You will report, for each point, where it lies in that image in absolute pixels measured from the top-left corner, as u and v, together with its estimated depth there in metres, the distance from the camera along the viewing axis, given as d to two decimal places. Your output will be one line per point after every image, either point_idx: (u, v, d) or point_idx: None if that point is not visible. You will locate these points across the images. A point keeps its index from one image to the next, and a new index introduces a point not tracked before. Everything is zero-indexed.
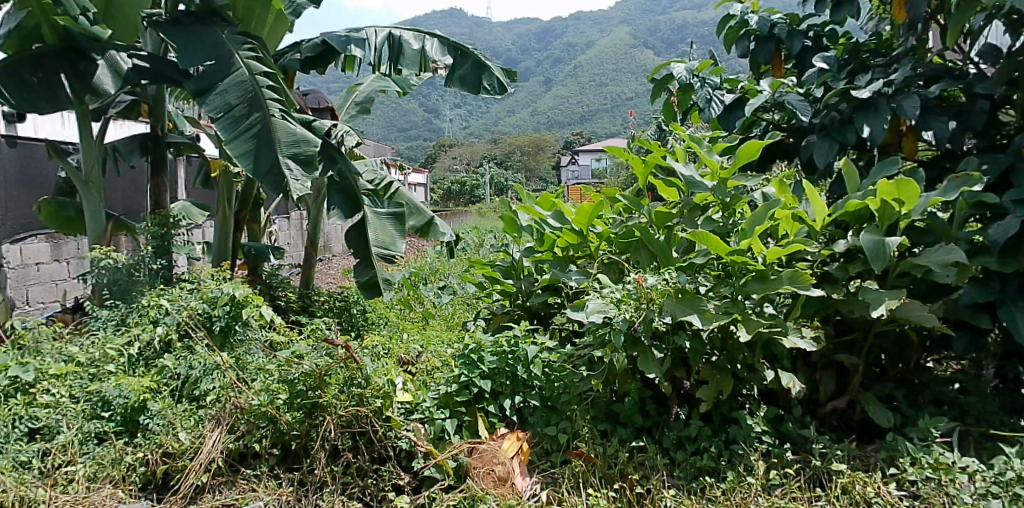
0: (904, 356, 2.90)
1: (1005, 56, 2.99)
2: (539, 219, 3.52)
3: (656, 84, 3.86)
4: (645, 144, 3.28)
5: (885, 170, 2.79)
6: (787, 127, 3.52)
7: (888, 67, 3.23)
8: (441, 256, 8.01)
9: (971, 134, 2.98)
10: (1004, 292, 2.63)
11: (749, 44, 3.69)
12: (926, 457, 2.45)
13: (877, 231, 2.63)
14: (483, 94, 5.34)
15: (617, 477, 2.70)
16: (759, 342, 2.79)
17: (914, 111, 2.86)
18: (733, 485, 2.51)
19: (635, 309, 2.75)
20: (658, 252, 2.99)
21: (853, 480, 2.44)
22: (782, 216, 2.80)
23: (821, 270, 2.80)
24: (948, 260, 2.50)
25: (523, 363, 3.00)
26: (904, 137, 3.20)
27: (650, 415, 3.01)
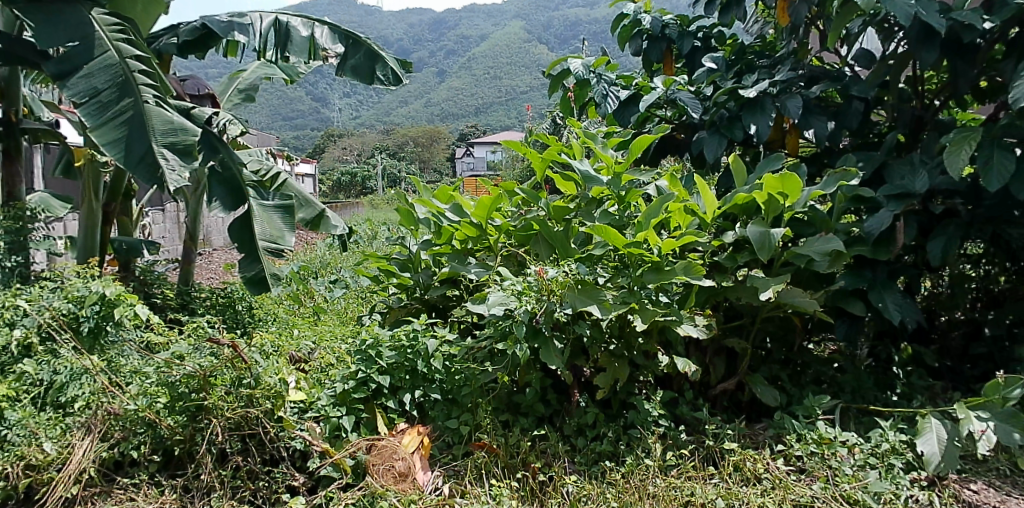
0: (787, 339, 3.07)
1: (877, 60, 3.25)
2: (437, 212, 3.44)
3: (552, 80, 3.82)
4: (541, 139, 3.17)
5: (770, 166, 2.96)
6: (678, 124, 3.61)
7: (773, 68, 3.43)
8: (332, 249, 7.75)
9: (847, 132, 3.23)
10: (874, 279, 2.88)
11: (642, 43, 3.80)
12: (810, 433, 2.62)
13: (763, 222, 2.77)
14: (376, 84, 5.18)
15: (519, 466, 2.71)
16: (654, 329, 2.85)
17: (797, 110, 3.04)
18: (632, 468, 2.55)
19: (537, 301, 2.75)
20: (557, 244, 3.05)
21: (744, 457, 2.55)
22: (675, 208, 2.88)
23: (712, 260, 2.92)
24: (827, 249, 2.70)
25: (423, 357, 2.92)
26: (787, 134, 3.37)
27: (551, 404, 3.03)
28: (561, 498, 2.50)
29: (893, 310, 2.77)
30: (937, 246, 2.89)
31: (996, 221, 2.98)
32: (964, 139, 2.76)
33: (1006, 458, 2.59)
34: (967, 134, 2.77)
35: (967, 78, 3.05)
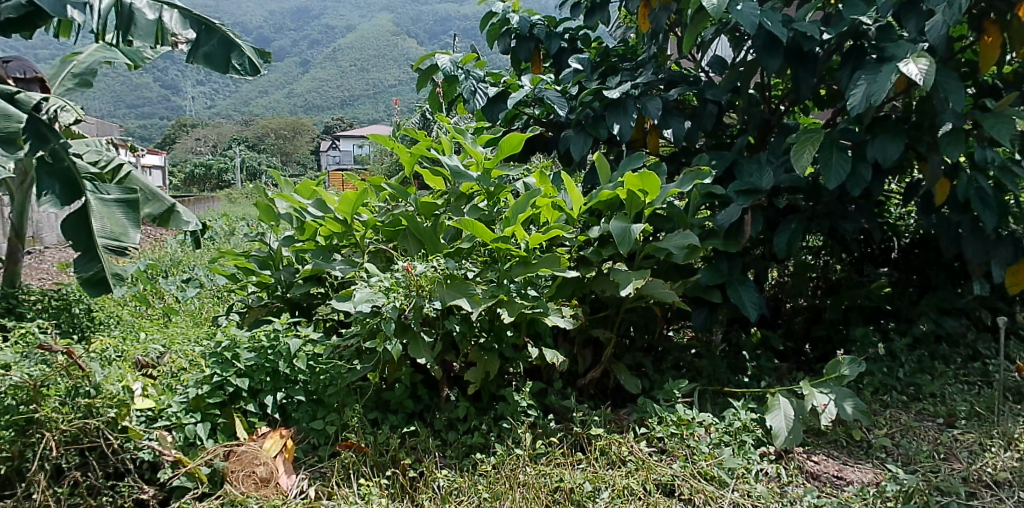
0: (649, 327, 3.20)
1: (730, 66, 3.49)
2: (298, 207, 3.25)
3: (421, 74, 3.77)
4: (409, 134, 3.10)
5: (632, 164, 3.06)
6: (546, 122, 3.65)
7: (635, 71, 3.59)
8: (183, 247, 7.22)
9: (703, 133, 3.47)
10: (730, 274, 3.07)
11: (511, 42, 3.85)
12: (670, 415, 2.76)
13: (626, 218, 2.88)
14: (232, 73, 4.81)
15: (389, 464, 2.63)
16: (523, 322, 2.86)
17: (657, 112, 3.20)
18: (503, 458, 2.56)
19: (405, 296, 2.64)
20: (426, 239, 2.93)
21: (610, 441, 2.64)
22: (543, 204, 2.90)
23: (578, 254, 2.96)
24: (683, 243, 2.85)
25: (285, 358, 2.78)
26: (648, 134, 3.52)
27: (421, 399, 2.95)
28: (432, 493, 2.47)
29: (748, 306, 2.98)
30: (783, 237, 3.18)
31: (833, 217, 3.34)
32: (809, 140, 3.06)
33: (842, 430, 2.86)
34: (811, 135, 3.08)
35: (808, 85, 3.39)
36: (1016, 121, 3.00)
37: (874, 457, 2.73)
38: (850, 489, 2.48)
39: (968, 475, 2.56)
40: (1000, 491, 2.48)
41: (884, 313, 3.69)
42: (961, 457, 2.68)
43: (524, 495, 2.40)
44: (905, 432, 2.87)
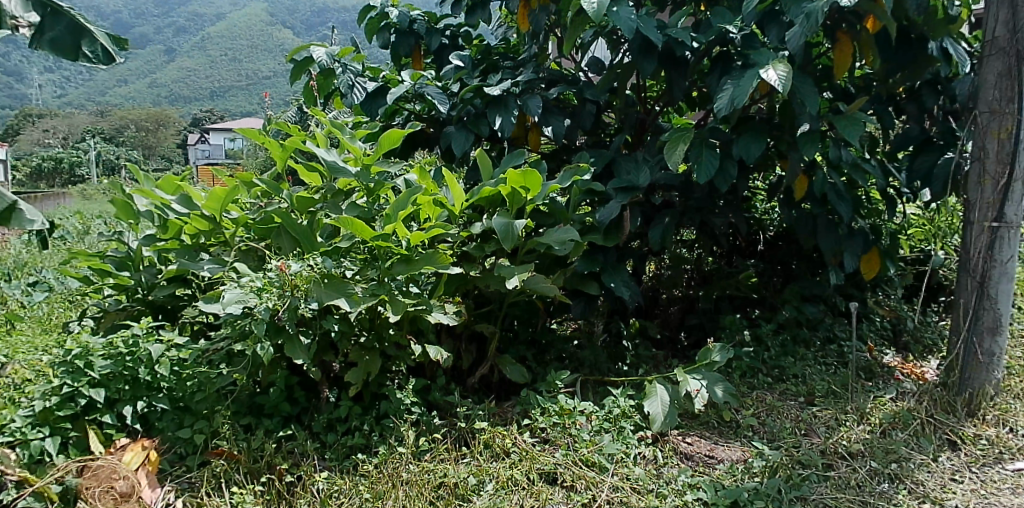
0: (532, 320, 3.22)
1: (607, 68, 3.60)
2: (161, 203, 2.99)
3: (295, 66, 3.62)
4: (282, 127, 2.89)
5: (513, 161, 3.04)
6: (427, 118, 3.60)
7: (516, 69, 3.63)
8: (28, 249, 6.58)
9: (582, 131, 3.56)
10: (606, 262, 3.22)
11: (389, 37, 3.77)
12: (553, 406, 2.79)
13: (508, 214, 2.89)
14: (81, 63, 3.64)
15: (264, 470, 2.48)
16: (405, 320, 2.75)
17: (537, 110, 3.25)
18: (385, 457, 2.50)
19: (279, 297, 2.50)
20: (301, 236, 2.72)
21: (493, 434, 2.64)
22: (424, 200, 2.77)
23: (460, 250, 2.89)
24: (565, 238, 2.88)
25: (146, 364, 2.58)
26: (529, 132, 3.54)
27: (298, 402, 2.80)
28: (311, 497, 2.37)
29: (622, 288, 3.15)
30: (657, 231, 3.33)
31: (704, 212, 3.51)
32: (681, 137, 3.19)
33: (713, 412, 3.01)
34: (682, 133, 3.21)
35: (680, 88, 3.55)
36: (863, 123, 3.30)
37: (743, 435, 2.90)
38: (720, 466, 2.63)
39: (825, 448, 2.81)
40: (853, 461, 2.75)
41: (751, 301, 3.92)
42: (819, 431, 2.94)
43: (406, 492, 2.36)
44: (769, 411, 3.07)
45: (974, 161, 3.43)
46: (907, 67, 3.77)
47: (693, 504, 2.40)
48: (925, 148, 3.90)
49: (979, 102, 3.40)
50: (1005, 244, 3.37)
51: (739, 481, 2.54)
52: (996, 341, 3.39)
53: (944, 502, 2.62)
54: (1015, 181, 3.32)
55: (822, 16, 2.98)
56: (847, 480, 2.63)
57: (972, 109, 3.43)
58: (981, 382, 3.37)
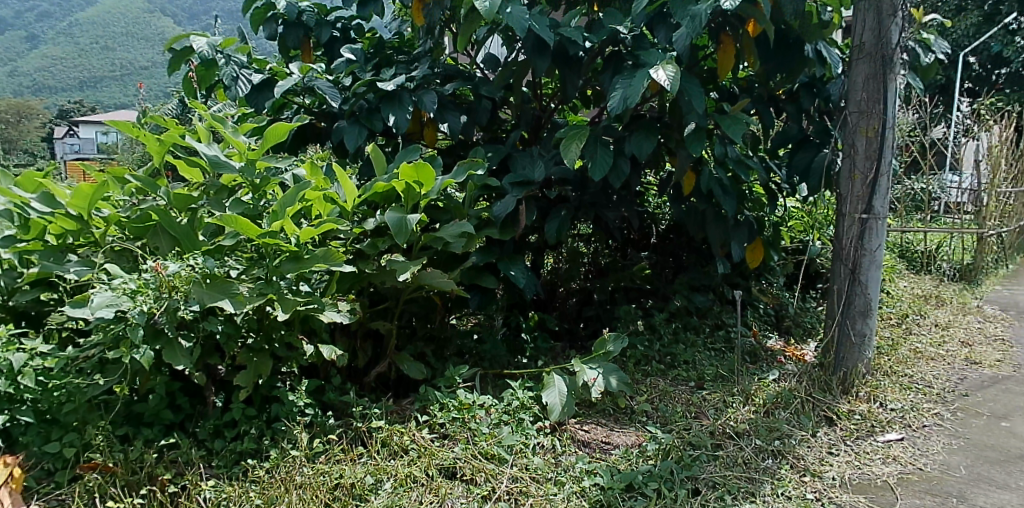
0: (429, 316, 3.19)
1: (502, 65, 3.63)
2: (18, 202, 2.71)
3: (174, 56, 3.48)
4: (158, 120, 2.76)
5: (408, 157, 3.01)
6: (318, 112, 3.53)
7: (410, 64, 3.60)
8: None
9: (477, 127, 3.57)
10: (502, 252, 3.28)
11: (276, 28, 3.67)
12: (452, 401, 2.80)
13: (402, 210, 2.84)
14: None
15: (145, 481, 2.33)
16: (296, 319, 2.66)
17: (433, 106, 3.23)
18: (277, 461, 2.42)
19: (155, 299, 2.37)
20: (181, 236, 2.61)
21: (391, 432, 2.61)
22: (313, 197, 2.72)
23: (354, 247, 2.85)
24: (460, 232, 2.88)
25: (6, 376, 2.36)
26: (424, 127, 3.54)
27: (181, 409, 2.66)
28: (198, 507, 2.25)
29: (519, 277, 3.20)
30: (553, 225, 3.37)
31: (598, 207, 3.59)
32: (575, 135, 3.25)
33: (609, 400, 3.10)
34: (576, 130, 3.27)
35: (575, 86, 3.61)
36: (746, 123, 3.45)
37: (637, 421, 3.00)
38: (616, 452, 2.71)
39: (714, 429, 2.94)
40: (740, 440, 2.89)
41: (645, 292, 4.05)
42: (708, 413, 3.08)
43: (300, 496, 2.28)
44: (662, 396, 3.20)
45: (845, 157, 3.69)
46: (787, 68, 3.96)
47: (590, 489, 2.46)
48: (802, 146, 4.14)
49: (849, 103, 3.65)
50: (873, 234, 3.63)
51: (634, 465, 2.62)
52: (866, 323, 3.64)
53: (821, 474, 2.80)
54: (881, 176, 3.59)
55: (707, 19, 3.11)
56: (735, 459, 2.76)
57: (843, 109, 3.68)
58: (854, 362, 3.61)
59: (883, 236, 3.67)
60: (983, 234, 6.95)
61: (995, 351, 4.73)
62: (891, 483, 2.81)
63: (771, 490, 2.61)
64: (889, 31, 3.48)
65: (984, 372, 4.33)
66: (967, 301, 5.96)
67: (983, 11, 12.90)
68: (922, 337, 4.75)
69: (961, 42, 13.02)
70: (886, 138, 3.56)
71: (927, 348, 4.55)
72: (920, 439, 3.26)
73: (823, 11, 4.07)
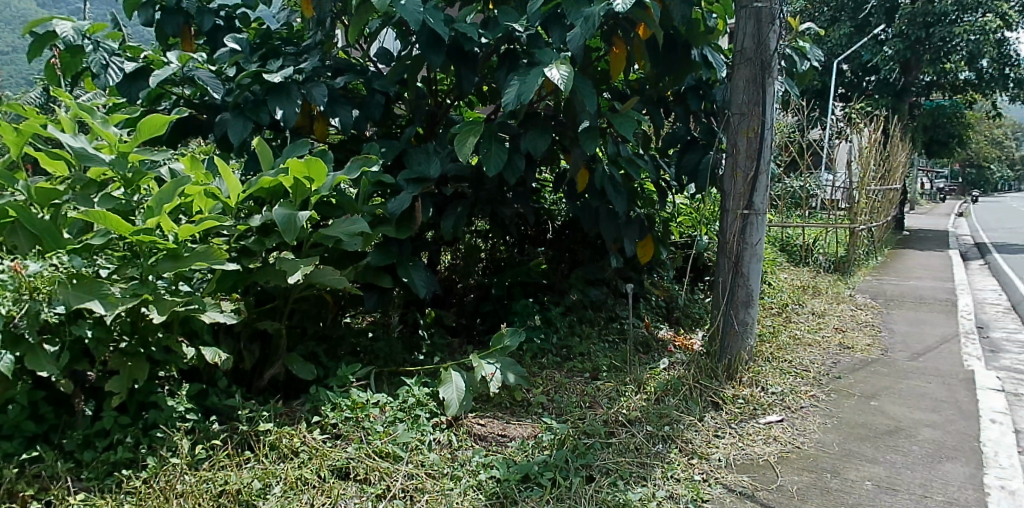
0: (320, 315, 3.12)
1: (395, 59, 3.60)
2: None
3: (35, 39, 3.21)
4: (15, 108, 2.55)
5: (297, 151, 2.90)
6: (200, 104, 3.39)
7: (299, 56, 3.50)
8: None
9: (370, 122, 3.51)
10: (401, 253, 3.18)
11: (153, 14, 3.48)
12: (344, 400, 2.74)
13: (290, 206, 2.75)
14: None
15: (3, 500, 2.15)
16: (175, 321, 2.53)
17: (323, 99, 3.18)
18: (156, 470, 2.30)
19: (14, 301, 2.20)
20: (42, 233, 2.42)
21: (280, 435, 2.52)
22: (193, 192, 2.59)
23: (238, 244, 2.73)
24: (353, 230, 2.79)
25: None
26: (315, 121, 3.48)
27: (45, 419, 2.44)
28: None
29: (418, 283, 3.15)
30: (450, 222, 3.36)
31: (494, 202, 3.61)
32: (471, 131, 3.24)
33: (506, 393, 3.13)
34: (473, 126, 3.26)
35: (470, 83, 3.61)
36: (636, 121, 3.52)
37: (533, 412, 3.05)
38: (512, 444, 2.74)
39: (608, 417, 3.03)
40: (632, 427, 2.98)
41: (541, 287, 4.12)
42: (602, 403, 3.16)
43: None
44: (558, 388, 3.27)
45: (728, 156, 3.87)
46: (673, 72, 4.05)
47: (486, 482, 2.47)
48: (689, 148, 4.31)
49: (732, 105, 3.83)
50: (753, 229, 3.83)
51: (529, 456, 2.65)
52: (748, 312, 3.84)
53: (708, 456, 2.93)
54: (760, 174, 3.80)
55: (599, 20, 3.17)
56: (627, 445, 2.84)
57: (726, 111, 3.86)
58: (737, 349, 3.80)
59: (763, 230, 3.88)
60: (854, 229, 7.50)
61: (864, 336, 5.10)
62: (772, 461, 2.97)
63: (661, 474, 2.70)
64: (767, 37, 3.68)
65: (855, 355, 4.66)
66: (840, 291, 6.41)
67: (854, 23, 13.92)
68: (799, 324, 5.06)
69: (835, 50, 13.97)
70: (765, 139, 3.77)
71: (804, 334, 4.86)
72: (798, 419, 3.47)
73: (708, 17, 4.23)
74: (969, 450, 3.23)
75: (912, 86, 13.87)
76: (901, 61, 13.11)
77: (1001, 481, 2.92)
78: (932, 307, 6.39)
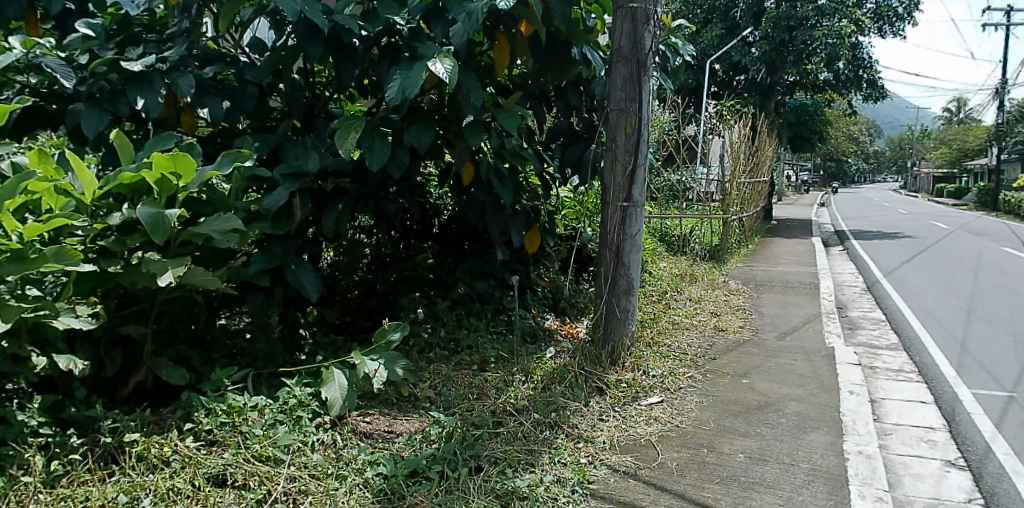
0: (192, 318, 2.97)
1: (270, 49, 3.47)
2: None
3: None
4: None
5: (161, 145, 2.74)
6: (47, 93, 3.15)
7: (161, 45, 3.32)
8: None
9: (242, 114, 3.38)
10: (284, 255, 3.07)
11: None
12: (220, 405, 2.62)
13: (154, 204, 2.57)
14: None
15: None
16: (23, 328, 2.33)
17: (190, 89, 3.02)
18: (4, 491, 2.11)
19: None
20: None
21: (148, 445, 2.38)
22: (40, 189, 2.41)
23: (97, 245, 2.54)
24: (226, 227, 2.66)
25: None
26: (181, 113, 3.31)
27: None
28: None
29: (308, 287, 3.07)
30: (331, 218, 3.27)
31: (377, 198, 3.55)
32: (351, 125, 3.17)
33: (392, 389, 3.11)
34: (352, 121, 3.20)
35: (350, 76, 3.51)
36: (519, 116, 3.55)
37: (420, 407, 3.04)
38: (399, 440, 2.72)
39: (495, 407, 3.06)
40: (520, 416, 3.03)
41: (428, 282, 4.11)
42: (490, 394, 3.19)
43: None
44: (445, 381, 3.27)
45: (608, 151, 3.99)
46: (555, 68, 4.13)
47: (373, 480, 2.43)
48: (572, 141, 4.42)
49: (610, 101, 3.95)
50: (632, 220, 3.98)
51: (417, 450, 2.64)
52: (629, 299, 3.98)
53: (593, 439, 3.02)
54: (638, 168, 3.94)
55: (482, 15, 3.17)
56: (515, 434, 2.88)
57: (606, 107, 3.99)
58: (620, 335, 3.94)
59: (641, 221, 4.02)
60: (727, 219, 7.97)
61: (736, 319, 5.43)
62: (653, 441, 3.11)
63: (549, 459, 2.76)
64: (642, 37, 3.83)
65: (728, 337, 4.95)
66: (715, 278, 6.79)
67: (724, 25, 14.71)
68: (678, 310, 5.32)
69: (708, 51, 14.72)
70: (641, 134, 3.91)
71: (682, 320, 5.11)
72: (677, 400, 3.64)
73: (588, 17, 4.32)
74: (830, 420, 3.51)
75: (777, 86, 14.84)
76: (767, 62, 14.02)
77: (858, 447, 3.19)
78: (796, 290, 6.88)
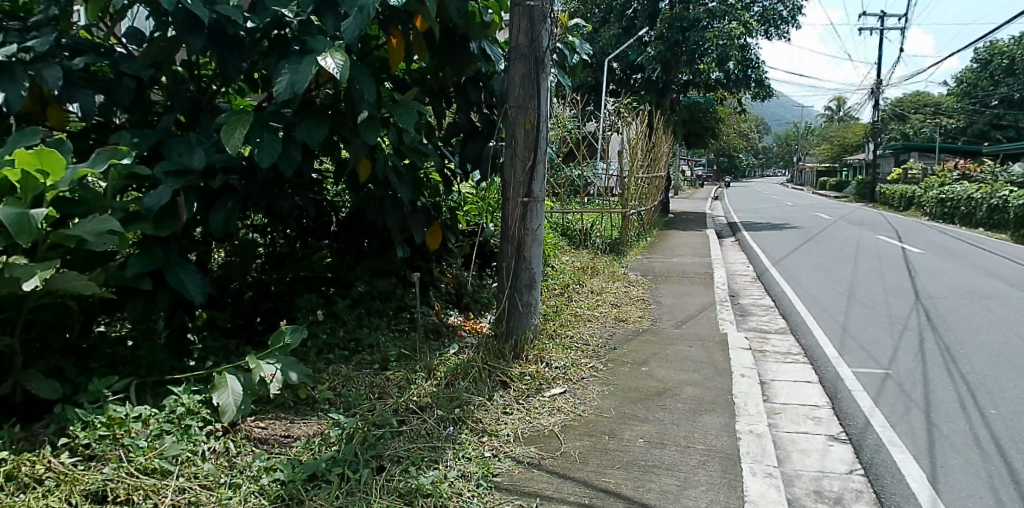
0: (66, 326, 2.77)
1: (148, 40, 3.29)
2: None
3: None
4: None
5: (24, 141, 2.53)
6: None
7: (25, 33, 3.08)
8: None
9: (118, 109, 3.19)
10: (166, 258, 2.92)
11: None
12: (98, 418, 2.46)
13: (18, 204, 2.39)
14: None
15: None
16: None
17: (57, 82, 2.82)
18: None
19: None
20: None
21: (18, 464, 2.21)
22: None
23: None
24: (101, 229, 2.49)
25: None
26: (47, 106, 3.12)
27: None
28: None
29: (194, 290, 2.90)
30: (219, 217, 3.13)
31: (269, 196, 3.43)
32: (238, 120, 3.05)
33: (288, 393, 3.02)
34: (239, 116, 3.07)
35: (236, 68, 3.37)
36: (416, 112, 3.51)
37: (319, 409, 2.98)
38: (296, 444, 2.65)
39: (398, 406, 3.04)
40: (423, 413, 3.02)
41: (326, 280, 4.01)
42: (392, 393, 3.16)
43: None
44: (345, 382, 3.22)
45: (507, 147, 4.02)
46: (452, 63, 4.11)
47: (270, 486, 2.35)
48: (472, 137, 4.41)
49: (509, 98, 3.98)
50: (533, 215, 4.03)
51: (316, 454, 2.57)
52: (532, 294, 4.05)
53: (497, 432, 3.04)
54: (537, 164, 4.00)
55: (374, 11, 3.11)
56: (419, 431, 2.87)
57: (504, 104, 4.02)
58: (522, 329, 4.00)
59: (541, 217, 4.09)
60: (626, 213, 8.20)
61: (635, 309, 5.61)
62: (556, 430, 3.16)
63: (452, 455, 2.76)
64: (539, 35, 3.88)
65: (627, 327, 5.10)
66: (615, 270, 6.98)
67: (621, 24, 15.08)
68: (580, 302, 5.44)
69: (606, 50, 15.08)
70: (540, 130, 3.97)
71: (584, 311, 5.22)
72: (579, 390, 3.72)
73: (485, 13, 4.32)
74: (723, 402, 3.68)
75: (672, 84, 15.41)
76: (661, 62, 14.52)
77: (749, 426, 3.36)
78: (691, 280, 7.18)
